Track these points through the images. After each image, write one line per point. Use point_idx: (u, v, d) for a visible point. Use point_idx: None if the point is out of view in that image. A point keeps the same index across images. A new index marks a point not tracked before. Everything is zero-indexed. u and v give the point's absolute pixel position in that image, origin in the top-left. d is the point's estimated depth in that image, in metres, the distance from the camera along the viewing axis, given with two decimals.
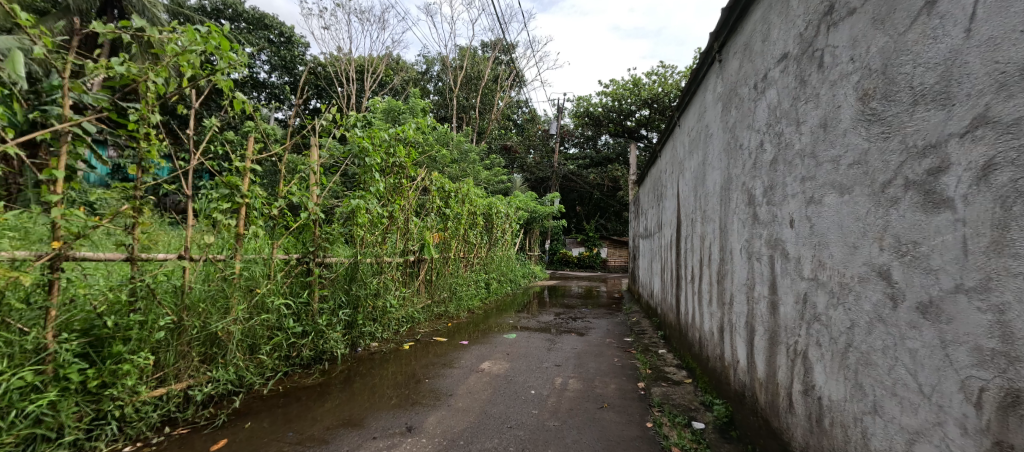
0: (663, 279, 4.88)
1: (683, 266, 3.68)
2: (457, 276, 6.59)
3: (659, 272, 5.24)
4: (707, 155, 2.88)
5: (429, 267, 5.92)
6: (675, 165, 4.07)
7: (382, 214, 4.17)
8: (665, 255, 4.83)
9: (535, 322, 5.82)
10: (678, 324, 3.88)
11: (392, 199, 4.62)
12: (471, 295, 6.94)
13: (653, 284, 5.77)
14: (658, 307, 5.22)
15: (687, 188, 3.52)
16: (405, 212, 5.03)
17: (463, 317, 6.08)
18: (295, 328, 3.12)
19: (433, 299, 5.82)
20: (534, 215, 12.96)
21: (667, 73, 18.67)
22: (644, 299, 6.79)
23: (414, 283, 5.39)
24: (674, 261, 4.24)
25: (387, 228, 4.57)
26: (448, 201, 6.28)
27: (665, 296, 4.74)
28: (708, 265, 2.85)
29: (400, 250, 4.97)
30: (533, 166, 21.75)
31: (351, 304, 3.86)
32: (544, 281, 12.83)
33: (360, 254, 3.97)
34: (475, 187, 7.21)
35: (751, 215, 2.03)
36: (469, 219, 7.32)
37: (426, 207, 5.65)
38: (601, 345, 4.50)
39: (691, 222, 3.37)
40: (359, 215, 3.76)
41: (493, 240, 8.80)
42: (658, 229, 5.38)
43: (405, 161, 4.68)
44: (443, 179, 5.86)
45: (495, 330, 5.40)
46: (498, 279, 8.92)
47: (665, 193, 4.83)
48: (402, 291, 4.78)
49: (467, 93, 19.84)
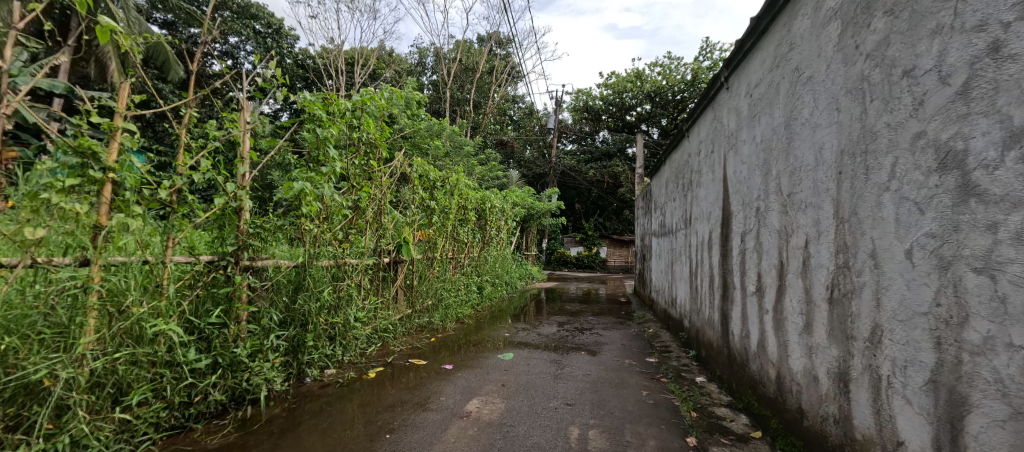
0: (694, 288, 3.98)
1: (735, 273, 2.77)
2: (444, 281, 5.67)
3: (687, 278, 4.32)
4: (795, 112, 1.98)
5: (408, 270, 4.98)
6: (718, 143, 3.19)
7: (342, 204, 3.23)
8: (696, 256, 3.92)
9: (536, 335, 4.87)
10: (726, 347, 2.97)
11: (359, 185, 3.66)
12: (460, 303, 5.99)
13: (676, 292, 4.87)
14: (685, 320, 4.31)
15: (745, 168, 2.61)
16: (379, 202, 4.08)
17: (451, 329, 5.12)
18: (198, 362, 2.19)
19: (414, 308, 4.86)
20: (532, 212, 12.05)
21: (671, 64, 17.95)
22: (660, 307, 5.87)
23: (391, 290, 4.43)
24: (712, 263, 3.34)
25: (354, 222, 3.62)
26: (432, 192, 5.34)
27: (697, 308, 3.82)
28: (798, 273, 1.92)
29: (371, 251, 4.01)
30: (530, 162, 20.80)
31: (294, 321, 2.90)
32: (542, 284, 11.92)
33: (311, 254, 3.02)
34: (466, 177, 6.27)
35: (944, 189, 1.14)
36: (459, 214, 6.36)
37: (405, 197, 4.68)
38: (621, 370, 3.57)
39: (754, 212, 2.46)
40: (305, 204, 2.81)
41: (486, 239, 7.85)
42: (683, 227, 4.49)
43: (376, 139, 3.74)
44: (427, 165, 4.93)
45: (489, 345, 4.46)
46: (492, 283, 7.96)
47: (697, 180, 3.91)
48: (373, 301, 3.84)
49: (462, 86, 18.92)
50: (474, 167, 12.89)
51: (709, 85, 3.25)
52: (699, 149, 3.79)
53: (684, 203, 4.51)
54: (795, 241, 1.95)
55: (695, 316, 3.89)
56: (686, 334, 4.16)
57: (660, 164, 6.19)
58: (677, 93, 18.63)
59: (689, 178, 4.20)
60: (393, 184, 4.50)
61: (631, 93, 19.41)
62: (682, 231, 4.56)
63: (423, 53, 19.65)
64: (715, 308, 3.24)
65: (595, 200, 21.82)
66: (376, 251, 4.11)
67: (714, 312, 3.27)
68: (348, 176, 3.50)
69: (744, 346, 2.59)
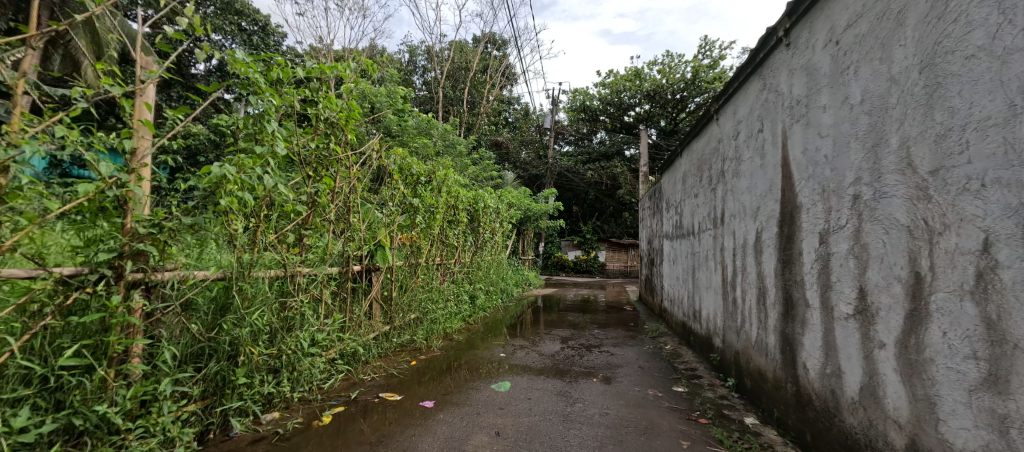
0: (727, 300, 3.28)
1: (808, 286, 2.08)
2: (430, 291, 4.91)
3: (716, 287, 3.62)
4: (949, 45, 1.29)
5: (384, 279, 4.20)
6: (772, 118, 2.50)
7: (288, 195, 2.50)
8: (731, 261, 3.22)
9: (537, 356, 4.12)
10: (789, 383, 2.27)
11: (317, 174, 2.91)
12: (449, 316, 5.24)
13: (698, 303, 4.18)
14: (714, 338, 3.61)
15: (826, 143, 1.93)
16: (347, 197, 3.33)
17: (436, 348, 4.37)
18: (32, 429, 1.49)
19: (391, 325, 4.10)
20: (528, 214, 11.32)
21: (670, 62, 17.39)
22: (676, 319, 5.15)
23: (363, 303, 3.66)
24: (760, 271, 2.65)
25: (310, 220, 2.87)
26: (415, 187, 4.59)
27: (735, 325, 3.12)
28: (967, 291, 1.23)
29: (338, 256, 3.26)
30: (526, 163, 20.07)
31: (214, 353, 2.15)
32: (540, 290, 11.18)
33: (243, 261, 2.27)
34: (455, 172, 5.52)
35: None
36: (447, 214, 5.60)
37: (381, 192, 3.92)
38: (648, 405, 2.83)
39: (847, 203, 1.77)
40: (226, 194, 2.07)
41: (479, 243, 7.08)
42: (710, 227, 3.79)
43: (340, 118, 3.00)
44: (406, 156, 4.19)
45: (480, 370, 3.71)
46: (485, 291, 7.18)
47: (731, 169, 3.23)
48: (337, 318, 3.08)
49: (454, 85, 18.24)
50: (467, 167, 12.14)
51: (759, 46, 2.57)
52: (736, 131, 3.12)
53: (710, 198, 3.81)
54: (957, 243, 1.26)
55: (731, 336, 3.19)
56: (717, 355, 3.45)
57: (671, 158, 5.55)
58: (677, 92, 18.03)
59: (720, 168, 3.52)
60: (366, 176, 3.75)
61: (630, 92, 18.76)
62: (708, 232, 3.87)
63: (414, 50, 18.83)
64: (767, 329, 2.55)
65: (593, 202, 21.14)
66: (341, 257, 3.35)
67: (765, 334, 2.57)
68: (300, 162, 2.74)
69: (828, 388, 1.89)
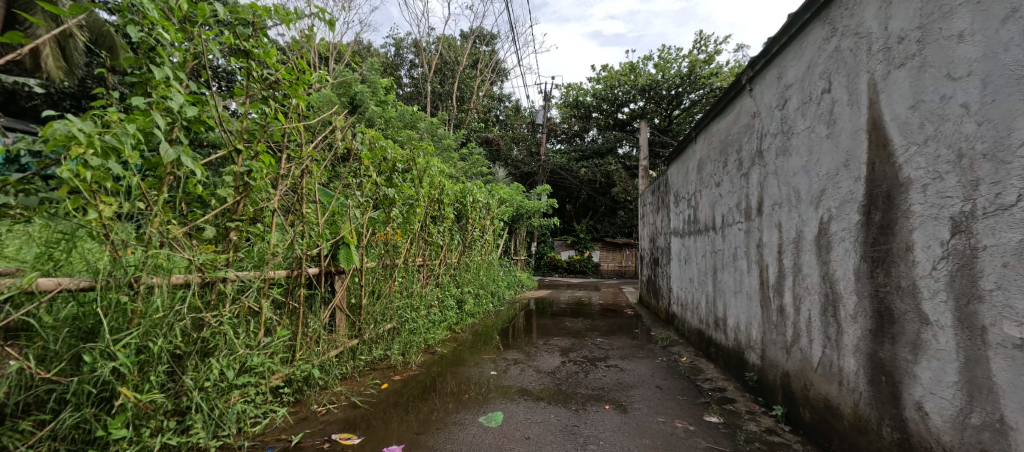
0: (767, 307, 2.68)
1: (924, 295, 1.48)
2: (408, 298, 4.26)
3: (748, 292, 3.02)
4: None
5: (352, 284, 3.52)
6: (849, 71, 1.89)
7: (196, 171, 1.83)
8: (773, 260, 2.62)
9: (534, 373, 3.49)
10: (886, 427, 1.67)
11: (250, 148, 2.24)
12: (432, 324, 4.59)
13: (721, 309, 3.58)
14: (747, 353, 3.01)
15: (968, 87, 1.35)
16: (298, 183, 2.66)
17: (416, 364, 3.71)
18: None
19: (360, 339, 3.44)
20: (521, 211, 10.69)
21: (666, 58, 16.90)
22: (690, 327, 4.54)
23: (321, 312, 2.97)
24: (826, 273, 2.05)
25: (241, 210, 2.20)
26: (390, 176, 3.93)
27: (781, 340, 2.52)
28: None
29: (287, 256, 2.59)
30: (518, 161, 19.39)
31: (72, 400, 1.50)
32: (533, 292, 10.60)
33: (119, 264, 1.63)
34: (439, 161, 4.87)
35: None
36: (430, 209, 4.95)
37: (343, 178, 3.24)
38: (681, 445, 2.21)
39: (1020, 171, 1.21)
40: (65, 162, 1.39)
41: (466, 242, 6.41)
42: (739, 220, 3.19)
43: (284, 84, 2.32)
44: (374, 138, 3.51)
45: (465, 395, 3.06)
46: (475, 295, 6.53)
47: (774, 147, 2.62)
48: (280, 335, 2.41)
49: (442, 79, 17.55)
50: (455, 162, 11.47)
51: None
52: (780, 99, 2.52)
53: (739, 186, 3.20)
54: None
55: (776, 352, 2.59)
56: (754, 375, 2.85)
57: (681, 145, 4.95)
58: (673, 88, 17.52)
59: (755, 148, 2.91)
60: (325, 157, 3.08)
61: (625, 87, 18.23)
62: (735, 226, 3.27)
63: (400, 42, 18.00)
64: (840, 348, 1.95)
65: (586, 201, 20.57)
66: (290, 257, 2.68)
67: (836, 355, 1.97)
68: (225, 130, 2.07)
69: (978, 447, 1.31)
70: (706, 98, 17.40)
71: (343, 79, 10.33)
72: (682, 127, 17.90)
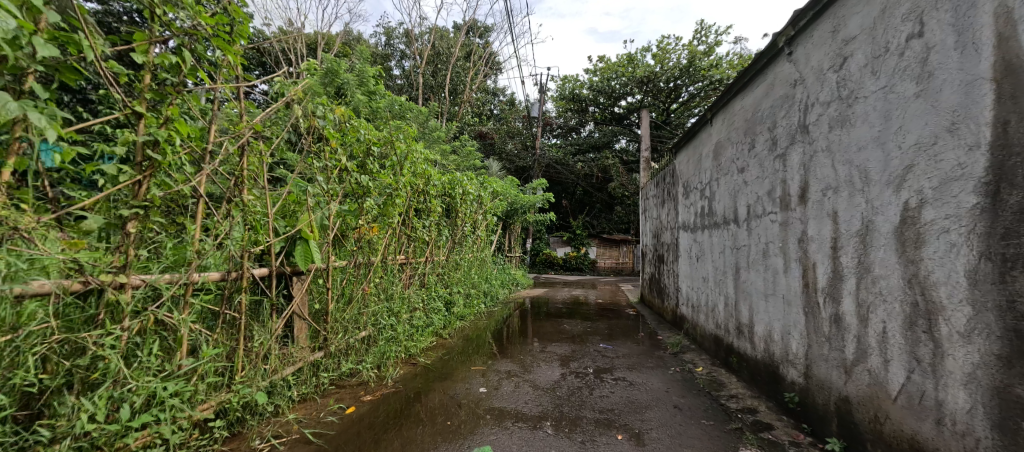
0: (812, 315, 2.21)
1: None
2: (386, 302, 3.73)
3: (783, 296, 2.55)
4: None
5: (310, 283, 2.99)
6: (958, 3, 1.42)
7: (54, 136, 1.30)
8: (822, 258, 2.14)
9: (530, 390, 3.00)
10: None
11: (157, 112, 1.73)
12: (414, 330, 4.07)
13: (744, 314, 3.11)
14: (781, 368, 2.55)
15: None
16: (227, 158, 2.14)
17: (393, 378, 3.21)
18: None
19: (324, 351, 2.92)
20: (515, 206, 10.17)
21: (664, 49, 16.40)
22: (703, 332, 4.06)
23: (273, 321, 2.43)
24: (913, 275, 1.58)
25: (144, 194, 1.68)
26: (364, 161, 3.41)
27: (835, 356, 2.05)
28: None
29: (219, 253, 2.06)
30: (512, 155, 18.84)
31: None
32: (528, 291, 10.10)
33: None
34: (423, 147, 4.34)
35: None
36: (413, 201, 4.42)
37: (298, 159, 2.71)
38: None
39: None
40: None
41: (456, 238, 5.88)
42: (770, 210, 2.73)
43: (210, 33, 1.81)
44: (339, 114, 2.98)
45: (446, 419, 2.54)
46: (465, 296, 6.02)
47: (823, 120, 2.14)
48: (205, 351, 1.90)
49: (434, 70, 16.92)
50: (447, 155, 10.92)
51: None
52: (836, 58, 2.04)
53: (770, 171, 2.73)
54: None
55: (824, 370, 2.12)
56: (793, 395, 2.38)
57: (691, 130, 4.48)
58: (672, 80, 17.02)
59: (794, 123, 2.43)
60: (277, 133, 2.55)
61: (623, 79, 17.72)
62: (765, 218, 2.79)
63: (390, 32, 17.30)
64: (937, 375, 1.49)
65: (582, 196, 20.08)
66: (227, 255, 2.15)
67: (930, 384, 1.52)
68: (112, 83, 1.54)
69: None
70: (705, 91, 16.96)
71: (327, 67, 9.74)
72: (681, 120, 17.45)
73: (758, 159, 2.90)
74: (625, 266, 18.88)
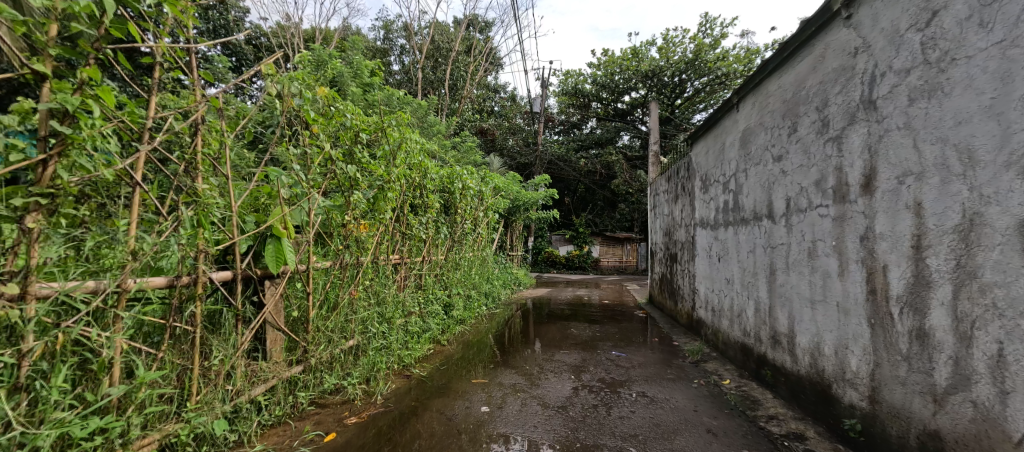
0: (880, 326, 1.85)
1: None
2: (376, 307, 3.36)
3: (836, 303, 2.19)
4: None
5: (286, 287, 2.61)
6: None
7: None
8: (895, 258, 1.78)
9: (539, 408, 2.64)
10: None
11: (70, 75, 1.37)
12: (407, 337, 3.70)
13: (780, 321, 2.75)
14: (834, 386, 2.19)
15: None
16: (175, 139, 1.78)
17: (383, 394, 2.84)
18: None
19: (302, 366, 2.55)
20: (517, 203, 9.79)
21: (670, 42, 15.94)
22: (725, 340, 3.69)
23: (236, 333, 2.06)
24: None
25: (52, 180, 1.33)
26: (351, 150, 3.04)
27: (915, 378, 1.69)
28: None
29: (166, 253, 1.71)
30: (514, 152, 18.43)
31: None
32: (530, 292, 9.72)
33: None
34: (418, 136, 3.97)
35: None
36: (407, 196, 4.04)
37: (268, 143, 2.33)
38: None
39: None
40: None
41: (455, 236, 5.50)
42: (817, 202, 2.36)
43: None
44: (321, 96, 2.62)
45: (441, 446, 2.17)
46: (464, 298, 5.65)
47: (898, 92, 1.79)
48: (140, 373, 1.56)
49: (434, 65, 16.48)
50: (446, 151, 10.51)
51: None
52: (918, 15, 1.70)
53: (817, 158, 2.37)
54: None
55: (898, 394, 1.76)
56: (853, 421, 2.01)
57: (708, 119, 4.13)
58: (678, 74, 16.57)
59: (853, 99, 2.08)
60: (243, 112, 2.18)
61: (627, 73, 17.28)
62: (810, 212, 2.43)
63: (388, 25, 16.80)
64: None
65: (585, 194, 19.71)
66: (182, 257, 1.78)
67: None
68: None
69: None
70: (710, 85, 16.59)
71: (320, 58, 9.32)
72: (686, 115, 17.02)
73: (799, 145, 2.55)
74: (628, 264, 18.50)
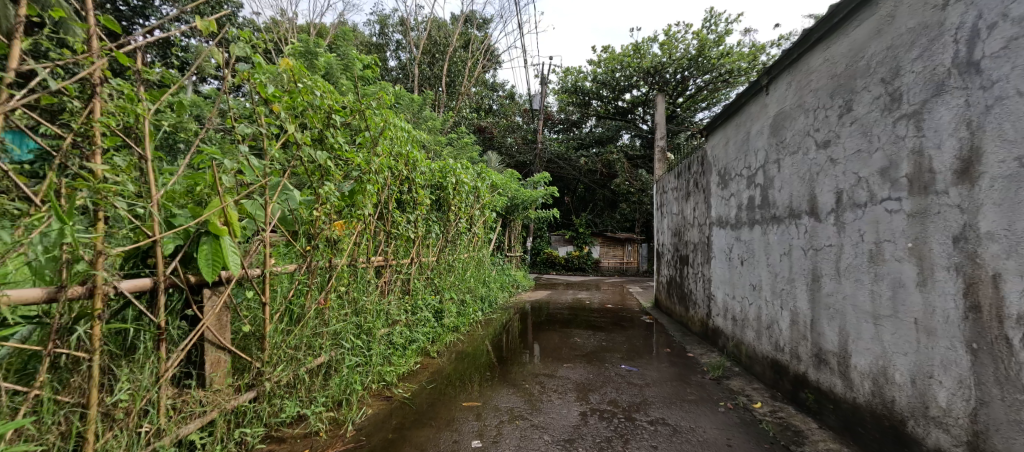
0: (990, 354, 1.46)
1: None
2: (352, 317, 2.93)
3: (913, 319, 1.77)
4: None
5: (235, 296, 2.17)
6: None
7: None
8: (1016, 266, 1.39)
9: (540, 441, 2.21)
10: None
11: None
12: (390, 349, 3.28)
13: (826, 337, 2.33)
14: (910, 424, 1.77)
15: None
16: (56, 101, 1.34)
17: (356, 422, 2.41)
18: None
19: (252, 393, 2.11)
20: (515, 202, 9.36)
21: (673, 38, 15.48)
22: (749, 353, 3.28)
23: (160, 357, 1.63)
24: None
25: None
26: (322, 134, 2.62)
27: None
28: None
29: (49, 258, 1.28)
30: (512, 151, 18.01)
31: None
32: (529, 294, 9.31)
33: None
34: (404, 122, 3.53)
35: None
36: (393, 190, 3.61)
37: (206, 118, 1.89)
38: None
39: None
40: None
41: (448, 236, 5.06)
42: (881, 195, 1.94)
43: None
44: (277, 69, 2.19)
45: None
46: (458, 302, 5.22)
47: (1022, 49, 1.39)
48: None
49: (430, 60, 16.02)
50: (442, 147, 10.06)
51: None
52: None
53: (881, 140, 1.95)
54: None
55: (1021, 444, 1.37)
56: None
57: (728, 106, 3.72)
58: (680, 71, 16.11)
59: (939, 63, 1.67)
60: (172, 79, 1.75)
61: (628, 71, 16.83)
62: (871, 208, 2.01)
63: (383, 20, 16.31)
64: None
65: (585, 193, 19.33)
66: (82, 260, 1.37)
67: None
68: None
69: None
70: (713, 83, 16.16)
71: (309, 49, 8.86)
72: None
73: (854, 127, 2.13)
74: (629, 266, 18.15)
